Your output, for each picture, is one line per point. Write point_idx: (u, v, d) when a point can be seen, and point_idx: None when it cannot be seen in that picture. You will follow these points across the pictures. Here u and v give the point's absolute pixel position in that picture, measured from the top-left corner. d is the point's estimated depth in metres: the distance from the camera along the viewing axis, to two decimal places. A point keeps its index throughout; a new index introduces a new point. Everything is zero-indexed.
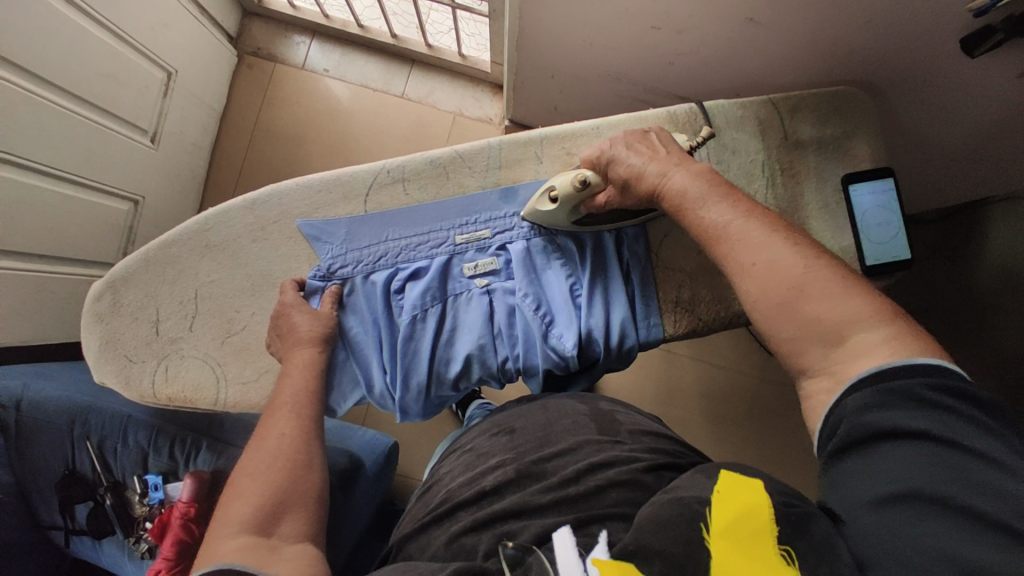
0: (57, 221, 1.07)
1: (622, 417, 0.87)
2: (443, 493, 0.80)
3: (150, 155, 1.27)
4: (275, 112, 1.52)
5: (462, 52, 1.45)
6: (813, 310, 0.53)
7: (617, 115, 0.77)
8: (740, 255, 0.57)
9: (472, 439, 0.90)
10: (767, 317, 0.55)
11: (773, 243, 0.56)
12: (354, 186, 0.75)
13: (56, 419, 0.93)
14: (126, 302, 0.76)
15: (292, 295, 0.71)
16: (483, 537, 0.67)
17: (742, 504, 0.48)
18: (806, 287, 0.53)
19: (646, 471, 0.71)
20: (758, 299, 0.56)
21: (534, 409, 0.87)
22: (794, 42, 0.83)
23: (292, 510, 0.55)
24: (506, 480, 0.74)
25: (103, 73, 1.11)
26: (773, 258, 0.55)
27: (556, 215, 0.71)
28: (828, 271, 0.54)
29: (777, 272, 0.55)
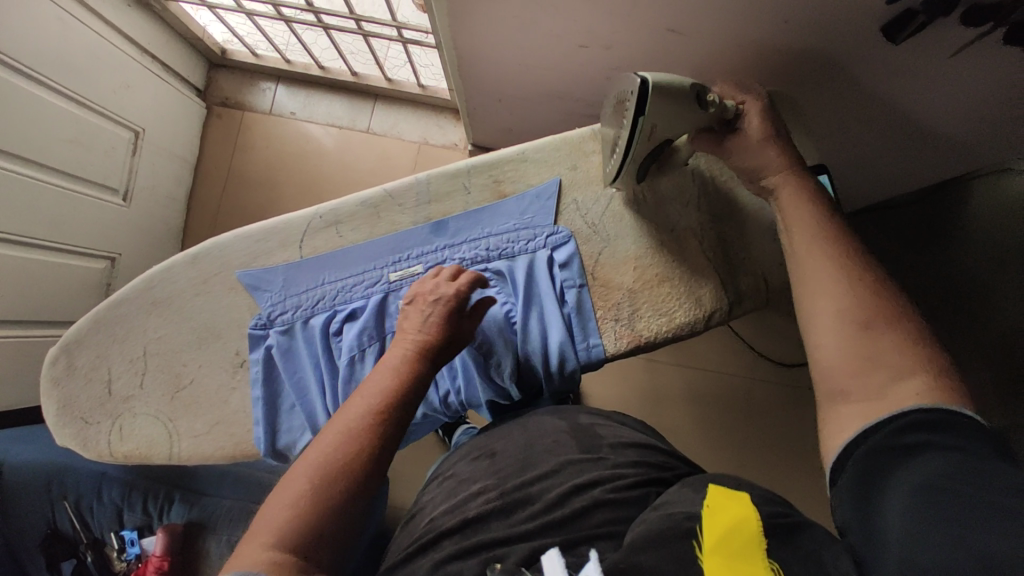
0: (32, 285, 1.11)
1: (601, 431, 0.84)
2: (425, 522, 0.78)
3: (122, 212, 1.31)
4: (245, 158, 1.55)
5: (420, 82, 1.48)
6: (878, 345, 0.52)
7: (542, 138, 0.76)
8: (807, 267, 0.59)
9: (452, 465, 0.88)
10: (826, 336, 0.55)
11: (864, 269, 0.56)
12: (289, 234, 0.76)
13: (33, 482, 0.94)
14: (79, 365, 0.78)
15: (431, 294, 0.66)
16: (467, 560, 0.65)
17: (729, 516, 0.55)
18: (889, 328, 0.52)
19: (630, 488, 0.71)
20: (830, 317, 0.55)
21: (511, 430, 0.85)
22: (720, 47, 0.82)
23: (326, 543, 0.49)
24: (491, 509, 0.72)
25: (66, 138, 1.15)
26: (844, 290, 0.55)
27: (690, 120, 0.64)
28: (900, 320, 0.52)
29: (863, 306, 0.53)
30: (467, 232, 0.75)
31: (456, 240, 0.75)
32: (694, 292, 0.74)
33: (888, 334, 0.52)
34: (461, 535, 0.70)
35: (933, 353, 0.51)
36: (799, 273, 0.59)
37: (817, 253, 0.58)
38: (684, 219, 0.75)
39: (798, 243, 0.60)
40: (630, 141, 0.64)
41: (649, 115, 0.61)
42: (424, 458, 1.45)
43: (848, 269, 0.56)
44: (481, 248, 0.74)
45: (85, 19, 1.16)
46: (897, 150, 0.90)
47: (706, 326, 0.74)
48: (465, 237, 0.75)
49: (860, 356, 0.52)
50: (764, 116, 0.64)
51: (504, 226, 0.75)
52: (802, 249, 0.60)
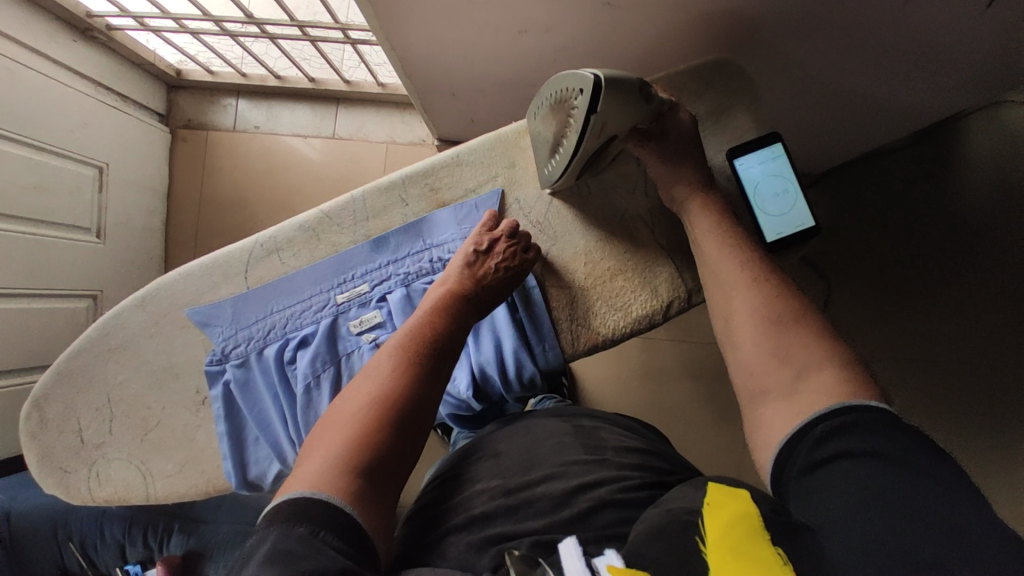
0: (17, 334, 1.13)
1: (604, 435, 0.82)
2: (426, 516, 0.76)
3: (98, 249, 1.32)
4: (217, 179, 1.54)
5: (379, 80, 1.43)
6: (791, 343, 0.54)
7: (476, 138, 0.73)
8: (727, 269, 0.61)
9: (455, 462, 0.85)
10: (742, 334, 0.57)
11: (767, 275, 0.59)
12: (232, 266, 0.75)
13: (41, 526, 0.98)
14: (51, 417, 0.78)
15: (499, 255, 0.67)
16: (482, 557, 0.64)
17: (730, 513, 0.48)
18: (790, 336, 0.54)
19: (636, 488, 0.69)
20: (750, 315, 0.57)
21: (513, 432, 0.83)
22: (660, 19, 0.77)
23: (382, 468, 0.51)
24: (499, 507, 0.70)
25: (28, 185, 1.15)
26: (756, 294, 0.58)
27: (634, 113, 0.57)
28: (805, 321, 0.55)
29: (771, 317, 0.56)
30: (410, 245, 0.73)
31: (399, 255, 0.73)
32: (650, 283, 0.71)
33: (799, 339, 0.54)
34: (467, 530, 0.68)
35: (838, 348, 0.53)
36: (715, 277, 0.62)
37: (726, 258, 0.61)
38: (633, 206, 0.72)
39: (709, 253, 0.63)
40: (578, 145, 0.56)
41: (601, 113, 0.52)
42: (427, 459, 1.46)
43: (756, 274, 0.59)
44: (425, 260, 0.73)
45: (30, 63, 1.15)
46: (870, 104, 0.84)
47: (666, 317, 0.71)
48: (407, 250, 0.73)
49: (771, 367, 0.54)
50: (690, 121, 0.67)
51: (446, 234, 0.73)
52: (714, 258, 0.62)
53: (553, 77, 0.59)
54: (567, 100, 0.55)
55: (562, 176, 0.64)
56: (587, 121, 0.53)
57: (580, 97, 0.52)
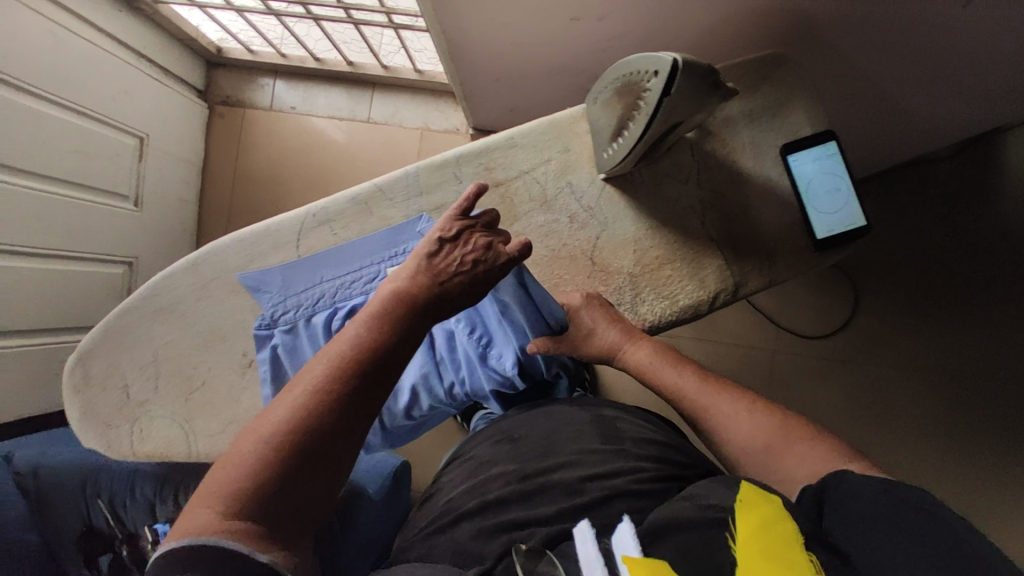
0: (55, 295, 1.16)
1: (623, 426, 0.83)
2: (444, 502, 0.80)
3: (135, 218, 1.34)
4: (252, 156, 1.56)
5: (417, 67, 1.44)
6: (795, 457, 0.60)
7: (531, 121, 0.74)
8: (720, 410, 0.67)
9: (474, 447, 0.88)
10: (756, 456, 0.63)
11: (714, 394, 0.69)
12: (283, 235, 0.76)
13: (70, 480, 1.00)
14: (95, 373, 0.80)
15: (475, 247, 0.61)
16: (493, 544, 0.67)
17: (759, 515, 0.53)
18: (776, 435, 0.63)
19: (651, 481, 0.71)
20: (751, 445, 0.64)
21: (534, 417, 0.85)
22: (718, 12, 0.77)
23: (287, 502, 0.47)
24: (514, 493, 0.73)
25: (73, 149, 1.17)
26: (746, 428, 0.65)
27: (708, 101, 0.56)
28: (794, 427, 0.63)
29: (754, 430, 0.64)
30: None
31: None
32: (698, 273, 0.72)
33: (784, 436, 0.63)
34: (481, 516, 0.71)
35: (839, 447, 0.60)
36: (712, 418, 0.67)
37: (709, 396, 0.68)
38: (685, 197, 0.72)
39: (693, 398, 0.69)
40: (649, 130, 0.56)
41: (676, 95, 0.52)
42: (444, 441, 1.48)
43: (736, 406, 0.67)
44: None
45: (81, 32, 1.17)
46: (920, 109, 0.84)
47: (710, 309, 0.72)
48: None
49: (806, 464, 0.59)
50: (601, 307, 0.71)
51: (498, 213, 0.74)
52: (695, 402, 0.69)
53: (619, 61, 0.59)
54: (639, 83, 0.55)
55: (622, 161, 0.64)
56: (660, 104, 0.53)
57: (653, 80, 0.52)
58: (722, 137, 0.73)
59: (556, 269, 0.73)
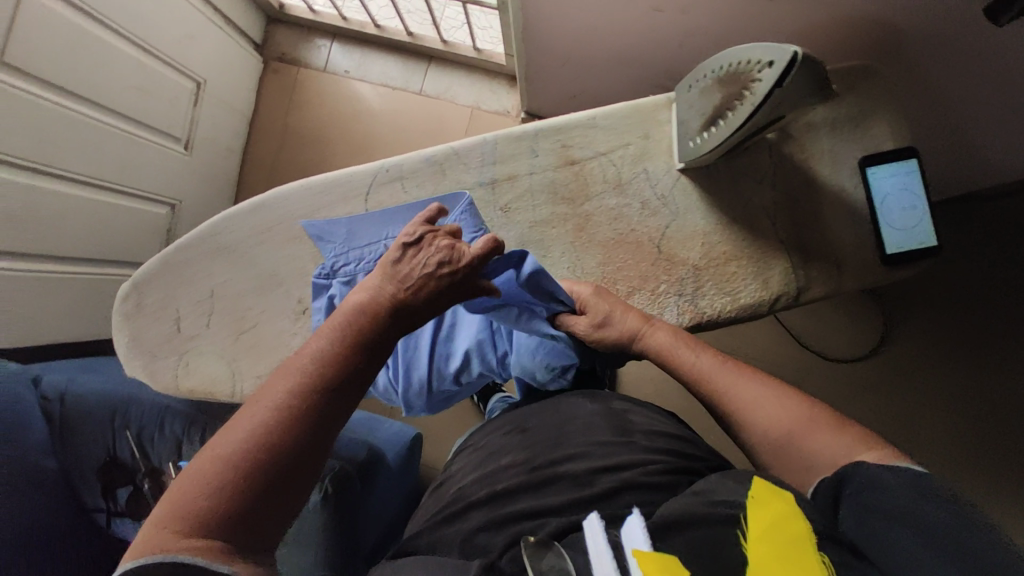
0: (101, 226, 1.17)
1: (635, 418, 0.81)
2: (456, 490, 0.78)
3: (184, 161, 1.35)
4: (301, 115, 1.57)
5: (476, 45, 1.44)
6: (818, 445, 0.56)
7: (614, 104, 0.74)
8: (740, 396, 0.63)
9: (486, 437, 0.86)
10: (776, 447, 0.59)
11: (733, 379, 0.65)
12: (353, 187, 0.76)
13: (98, 410, 0.99)
14: (149, 303, 0.80)
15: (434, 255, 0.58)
16: (496, 535, 0.65)
17: (771, 515, 0.50)
18: (799, 420, 0.58)
19: (662, 473, 0.68)
20: (771, 432, 0.60)
21: (546, 408, 0.84)
22: (809, 20, 0.77)
23: (252, 515, 0.47)
24: (520, 483, 0.70)
25: (134, 86, 1.17)
26: (767, 414, 0.60)
27: (811, 100, 0.55)
28: (821, 416, 0.58)
29: (775, 416, 0.60)
30: (532, 196, 0.74)
31: (520, 205, 0.74)
32: (763, 273, 0.72)
33: (810, 423, 0.58)
34: (490, 505, 0.70)
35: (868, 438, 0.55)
36: (731, 404, 0.63)
37: (730, 380, 0.65)
38: (759, 196, 0.72)
39: (712, 383, 0.65)
40: (749, 120, 0.56)
41: (785, 90, 0.52)
42: (459, 419, 1.48)
43: (760, 392, 0.63)
44: (544, 214, 0.74)
45: None
46: (994, 139, 0.84)
47: (770, 310, 0.72)
48: (528, 201, 0.74)
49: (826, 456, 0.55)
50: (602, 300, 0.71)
51: (570, 190, 0.74)
52: (715, 387, 0.65)
53: (727, 48, 0.58)
54: (748, 73, 0.55)
55: (709, 151, 0.64)
56: (767, 97, 0.53)
57: (766, 71, 0.52)
58: (802, 141, 0.73)
59: (618, 252, 0.74)
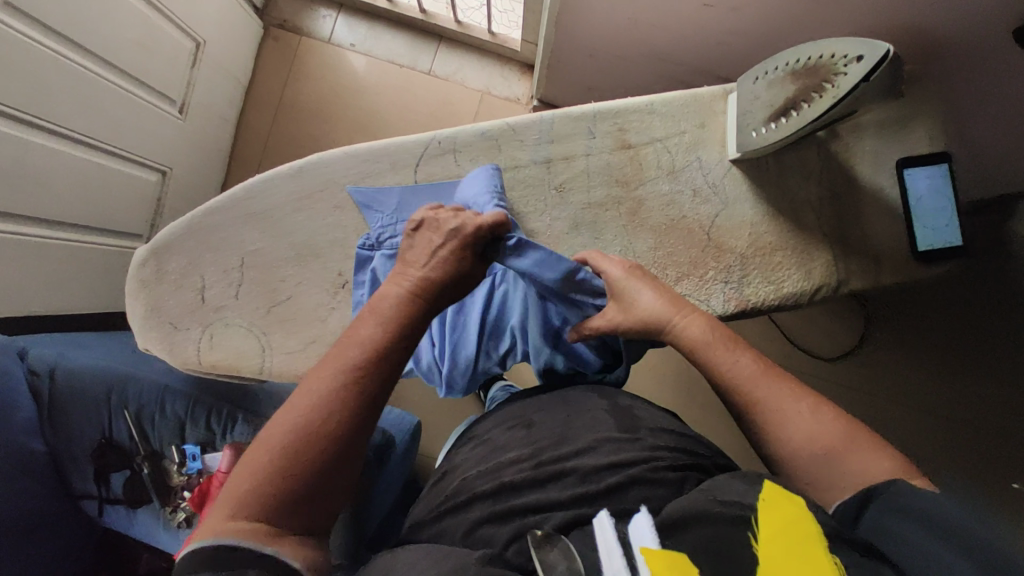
0: (90, 190, 1.07)
1: (641, 413, 0.72)
2: (455, 482, 0.69)
3: (178, 125, 1.26)
4: (301, 87, 1.50)
5: (490, 29, 1.43)
6: (858, 462, 0.52)
7: (672, 91, 0.75)
8: (779, 406, 0.58)
9: (488, 426, 0.76)
10: (810, 464, 0.54)
11: (767, 386, 0.60)
12: (403, 157, 0.74)
13: (93, 387, 0.90)
14: (169, 270, 0.75)
15: (444, 226, 0.63)
16: (503, 530, 0.58)
17: (786, 514, 0.47)
18: (838, 438, 0.54)
19: (672, 469, 0.61)
20: (804, 449, 0.55)
21: (550, 399, 0.74)
22: (851, 25, 0.80)
23: (309, 503, 0.48)
24: (526, 476, 0.63)
25: (134, 39, 1.09)
26: (803, 427, 0.56)
27: (881, 97, 0.61)
28: (865, 437, 0.54)
29: (810, 431, 0.55)
30: (587, 178, 0.75)
31: (575, 186, 0.75)
32: (805, 264, 0.74)
33: (847, 444, 0.53)
34: (493, 500, 0.62)
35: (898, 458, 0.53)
36: (762, 417, 0.59)
37: (770, 388, 0.60)
38: (804, 191, 0.75)
39: (749, 391, 0.61)
40: (826, 113, 0.59)
41: (871, 84, 0.55)
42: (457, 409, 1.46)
43: (801, 405, 0.58)
44: (597, 197, 0.75)
45: None
46: (1001, 151, 0.90)
47: (809, 301, 0.75)
48: (583, 183, 0.75)
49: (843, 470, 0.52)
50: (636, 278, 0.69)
51: (624, 173, 0.75)
52: (749, 394, 0.61)
53: (802, 44, 0.62)
54: (832, 67, 0.58)
55: (772, 141, 0.67)
56: (851, 90, 0.56)
57: (856, 65, 0.55)
58: (846, 140, 0.76)
59: (670, 238, 0.75)
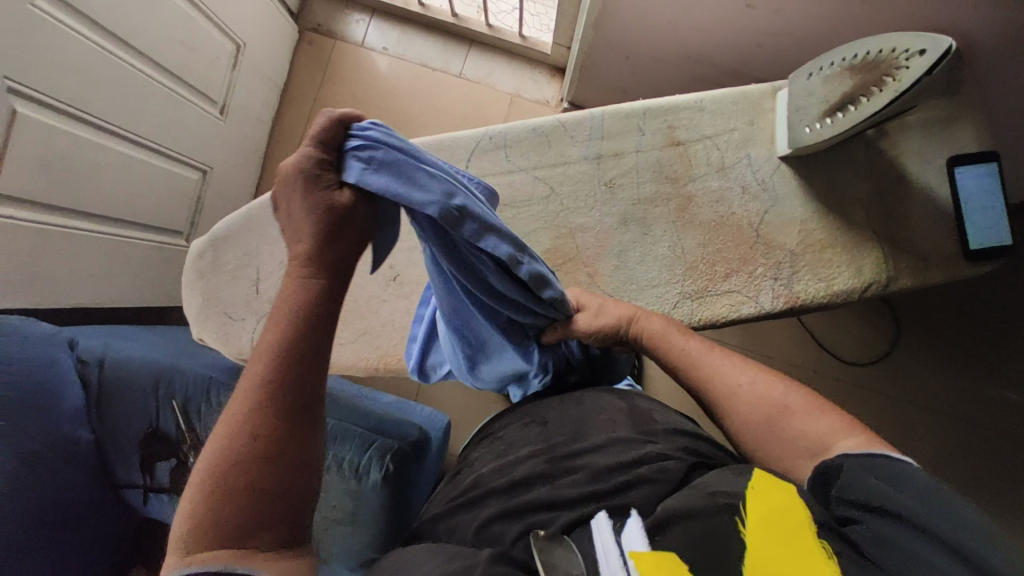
0: (135, 187, 1.10)
1: (658, 416, 0.72)
2: (470, 477, 0.70)
3: (218, 126, 1.29)
4: (334, 89, 1.53)
5: (522, 32, 1.44)
6: (802, 426, 0.58)
7: (721, 90, 0.78)
8: (731, 382, 0.64)
9: (503, 425, 0.77)
10: (763, 436, 0.60)
11: (718, 361, 0.67)
12: (456, 152, 0.80)
13: (140, 378, 0.92)
14: (225, 261, 0.78)
15: (295, 201, 0.51)
16: (513, 524, 0.59)
17: (773, 502, 0.49)
18: (779, 406, 0.60)
19: (681, 469, 0.61)
20: (752, 417, 0.61)
21: (566, 401, 0.74)
22: (896, 25, 0.80)
23: (257, 510, 0.49)
24: (537, 474, 0.64)
25: (178, 40, 1.11)
26: (750, 400, 0.62)
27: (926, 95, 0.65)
28: (811, 403, 0.60)
29: (756, 400, 0.62)
30: (634, 172, 0.78)
31: (624, 180, 0.78)
32: (856, 261, 0.75)
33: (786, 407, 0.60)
34: (506, 496, 0.63)
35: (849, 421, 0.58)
36: (715, 392, 0.65)
37: (722, 364, 0.66)
38: (853, 188, 0.76)
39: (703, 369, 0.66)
40: (884, 107, 0.60)
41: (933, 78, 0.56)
42: None
43: (744, 377, 0.64)
44: (646, 192, 0.77)
45: None
46: None
47: (861, 298, 0.75)
48: (631, 177, 0.78)
49: (794, 439, 0.58)
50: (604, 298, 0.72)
51: (672, 168, 0.78)
52: (700, 371, 0.67)
53: (862, 38, 0.63)
54: (894, 61, 0.59)
55: (821, 138, 0.69)
56: (913, 84, 0.57)
57: (918, 59, 0.57)
58: (893, 138, 0.76)
59: (719, 234, 0.76)
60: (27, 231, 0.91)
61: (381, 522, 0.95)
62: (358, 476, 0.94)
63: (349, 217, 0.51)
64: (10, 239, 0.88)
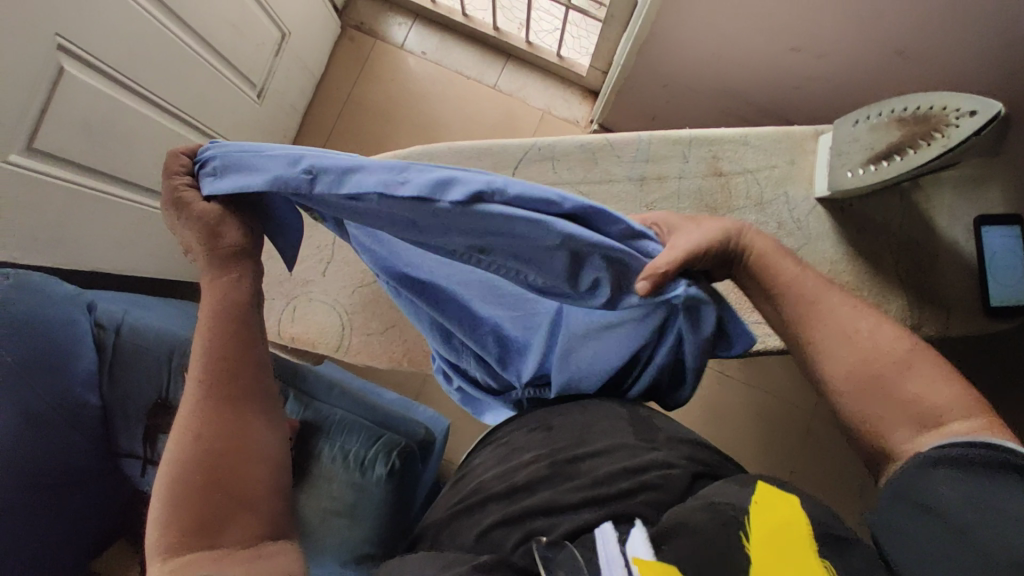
0: (169, 158, 1.10)
1: (662, 421, 0.70)
2: (472, 481, 0.69)
3: (254, 109, 1.30)
4: (370, 86, 1.55)
5: (561, 52, 1.48)
6: (920, 391, 0.53)
7: (766, 127, 0.81)
8: (846, 323, 0.58)
9: (508, 430, 0.74)
10: (865, 394, 0.55)
11: (828, 300, 0.60)
12: (504, 159, 0.82)
13: (155, 348, 0.90)
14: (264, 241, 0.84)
15: (184, 228, 0.60)
16: (512, 532, 0.59)
17: (775, 520, 0.50)
18: (896, 363, 0.55)
19: (684, 477, 0.60)
20: (858, 372, 0.56)
21: (568, 401, 0.73)
22: (935, 84, 0.83)
23: (213, 501, 0.53)
24: (538, 479, 0.63)
25: (229, 20, 1.13)
26: (860, 348, 0.56)
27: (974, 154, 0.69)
28: (933, 367, 0.54)
29: (871, 350, 0.56)
30: (675, 195, 0.80)
31: (666, 202, 0.80)
32: (881, 306, 0.77)
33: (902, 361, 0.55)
34: (508, 500, 0.62)
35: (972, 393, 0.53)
36: (820, 334, 0.59)
37: (837, 298, 0.59)
38: (884, 235, 0.79)
39: (809, 301, 0.60)
40: (931, 159, 0.64)
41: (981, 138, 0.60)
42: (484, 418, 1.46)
43: (863, 321, 0.58)
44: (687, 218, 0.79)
45: None
46: None
47: None
48: (672, 198, 0.80)
49: (900, 406, 0.53)
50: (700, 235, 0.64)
51: (712, 196, 0.80)
52: (807, 312, 0.60)
53: (915, 92, 0.67)
54: (944, 119, 0.63)
55: (863, 182, 0.72)
56: (962, 141, 0.61)
57: (969, 119, 0.61)
58: (927, 191, 0.79)
59: None
60: (60, 189, 0.90)
61: (381, 519, 0.93)
62: (362, 469, 0.94)
63: (222, 222, 0.60)
64: (41, 195, 0.88)
